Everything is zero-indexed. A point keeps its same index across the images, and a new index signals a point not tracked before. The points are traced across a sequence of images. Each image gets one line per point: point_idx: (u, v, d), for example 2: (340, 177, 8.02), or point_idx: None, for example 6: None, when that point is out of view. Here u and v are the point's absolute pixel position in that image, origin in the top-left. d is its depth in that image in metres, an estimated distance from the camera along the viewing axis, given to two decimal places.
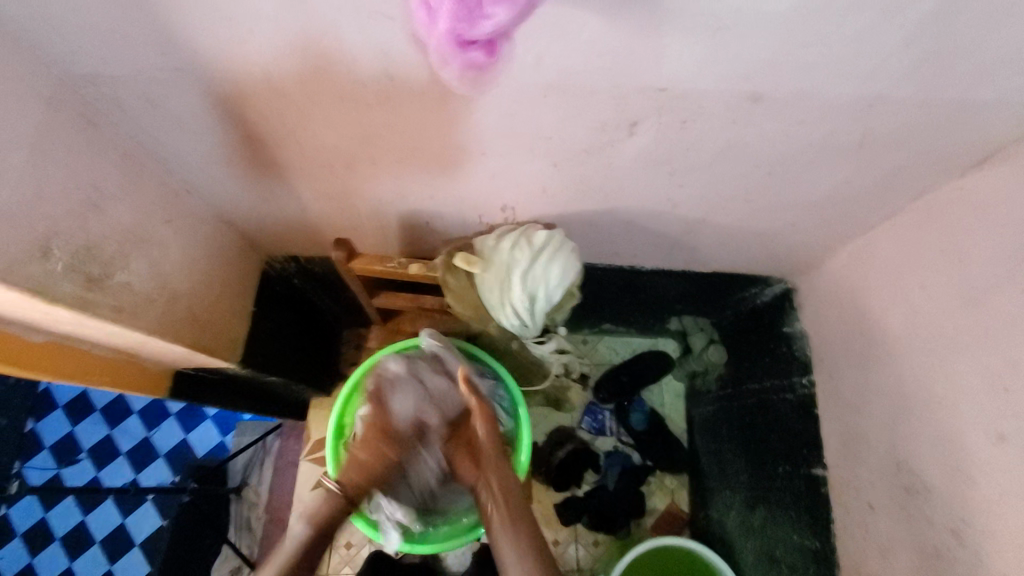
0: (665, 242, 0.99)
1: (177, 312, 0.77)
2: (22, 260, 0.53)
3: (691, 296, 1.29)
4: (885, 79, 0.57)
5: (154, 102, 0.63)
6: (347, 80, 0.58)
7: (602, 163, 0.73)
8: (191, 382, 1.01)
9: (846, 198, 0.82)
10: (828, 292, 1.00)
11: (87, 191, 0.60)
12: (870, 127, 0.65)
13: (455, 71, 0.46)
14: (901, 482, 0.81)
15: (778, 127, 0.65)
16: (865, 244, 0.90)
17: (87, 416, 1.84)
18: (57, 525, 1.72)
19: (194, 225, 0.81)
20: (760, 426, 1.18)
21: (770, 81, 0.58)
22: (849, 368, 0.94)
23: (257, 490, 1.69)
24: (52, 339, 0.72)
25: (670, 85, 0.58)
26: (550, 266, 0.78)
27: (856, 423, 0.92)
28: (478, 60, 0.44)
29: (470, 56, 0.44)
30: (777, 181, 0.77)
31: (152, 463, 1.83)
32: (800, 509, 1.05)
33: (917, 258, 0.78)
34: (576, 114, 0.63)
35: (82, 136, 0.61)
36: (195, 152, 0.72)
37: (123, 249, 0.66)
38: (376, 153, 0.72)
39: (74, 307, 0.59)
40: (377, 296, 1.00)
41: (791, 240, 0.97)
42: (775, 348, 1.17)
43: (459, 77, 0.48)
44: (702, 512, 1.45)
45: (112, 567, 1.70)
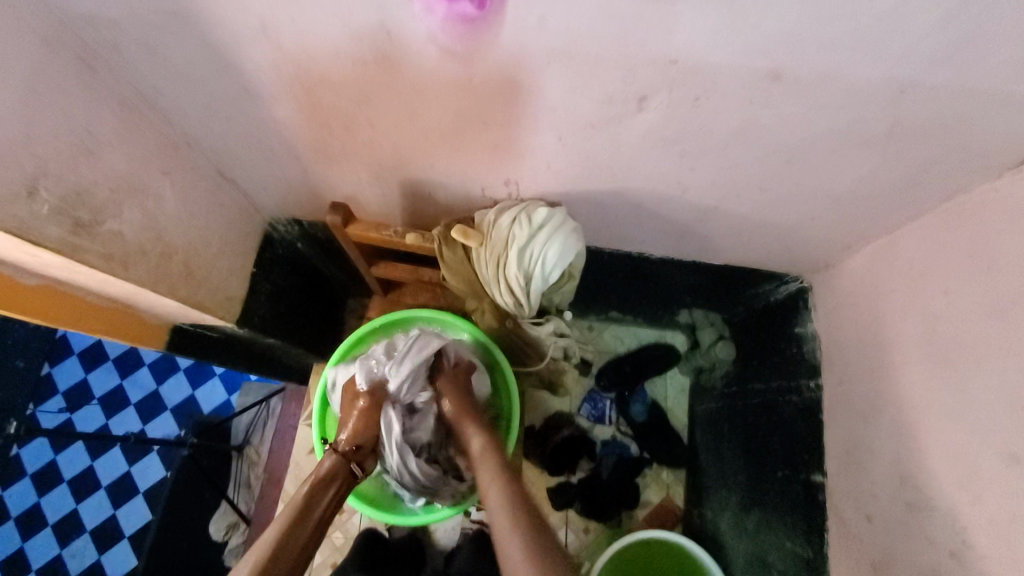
0: (676, 230, 0.95)
1: (172, 266, 0.77)
2: (9, 200, 0.52)
3: (700, 289, 1.26)
4: (921, 63, 0.52)
5: (153, 49, 0.61)
6: (345, 33, 0.56)
7: (610, 139, 0.70)
8: (190, 338, 1.01)
9: (869, 194, 0.77)
10: (843, 294, 0.95)
11: (79, 135, 0.59)
12: (900, 117, 0.60)
13: (442, 21, 0.52)
14: (903, 497, 0.78)
15: (800, 112, 0.61)
16: (887, 246, 0.85)
17: (100, 365, 1.89)
18: (67, 467, 1.78)
19: (193, 179, 0.81)
20: (763, 426, 1.15)
21: (793, 58, 0.53)
22: (858, 374, 0.90)
23: (258, 450, 1.72)
24: (45, 283, 0.73)
25: (684, 57, 0.55)
26: (549, 246, 0.75)
27: (860, 432, 0.88)
28: (467, 11, 0.50)
29: (459, 6, 0.50)
30: (796, 170, 0.73)
31: (159, 415, 1.88)
32: (797, 516, 1.01)
33: (942, 264, 0.73)
34: (583, 84, 0.60)
35: (78, 79, 0.60)
36: (194, 103, 0.70)
37: (116, 197, 0.65)
38: (376, 114, 0.70)
39: (62, 251, 0.59)
40: (376, 265, 0.99)
41: (809, 236, 0.92)
42: (786, 347, 1.12)
43: (447, 31, 0.53)
44: (697, 509, 1.43)
45: (116, 512, 1.76)
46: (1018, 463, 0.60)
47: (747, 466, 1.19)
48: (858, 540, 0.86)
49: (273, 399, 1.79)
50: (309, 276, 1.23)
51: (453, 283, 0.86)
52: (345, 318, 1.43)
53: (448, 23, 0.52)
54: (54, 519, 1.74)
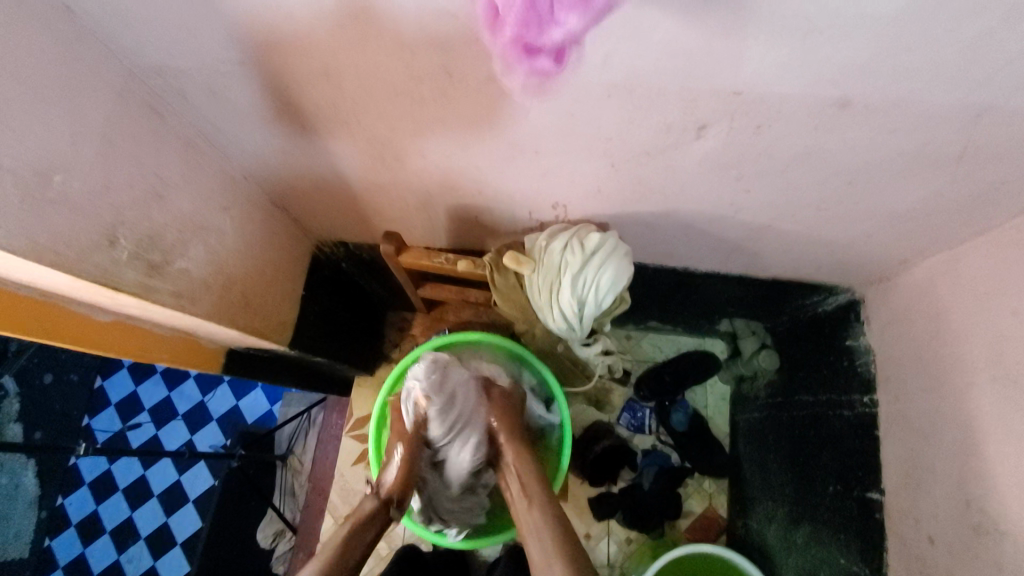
0: (723, 246, 0.94)
1: (231, 296, 0.79)
2: (92, 250, 0.54)
3: (743, 300, 1.24)
4: (997, 89, 0.51)
5: (216, 94, 0.62)
6: (404, 74, 0.56)
7: (664, 165, 0.69)
8: (244, 360, 1.04)
9: (931, 211, 0.75)
10: (900, 308, 0.93)
11: (152, 181, 0.61)
12: (971, 139, 0.58)
13: (521, 76, 0.47)
14: (970, 522, 0.76)
15: (865, 136, 0.60)
16: (948, 260, 0.83)
17: (148, 377, 1.96)
18: (121, 477, 1.85)
19: (249, 211, 0.83)
20: (812, 440, 1.13)
21: (863, 86, 0.52)
22: (918, 391, 0.88)
23: (301, 459, 1.76)
24: (117, 319, 0.75)
25: (747, 89, 0.54)
26: (601, 273, 0.75)
27: (922, 451, 0.86)
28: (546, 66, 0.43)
29: (539, 62, 0.43)
30: (856, 190, 0.71)
31: (205, 425, 1.93)
32: (852, 532, 0.99)
33: (1013, 282, 0.70)
34: (640, 115, 0.59)
35: (149, 127, 0.62)
36: (252, 139, 0.72)
37: (183, 236, 0.67)
38: (429, 148, 0.70)
39: (138, 293, 0.61)
40: (422, 286, 1.01)
41: (863, 250, 0.90)
42: (835, 360, 1.10)
43: (524, 82, 0.48)
44: (741, 521, 1.41)
45: (168, 520, 1.82)
46: None
47: (796, 480, 1.17)
48: (921, 562, 0.84)
49: (313, 410, 1.81)
50: (352, 293, 1.26)
51: (507, 310, 0.86)
52: (386, 333, 1.45)
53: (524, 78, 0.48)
54: (110, 526, 1.81)
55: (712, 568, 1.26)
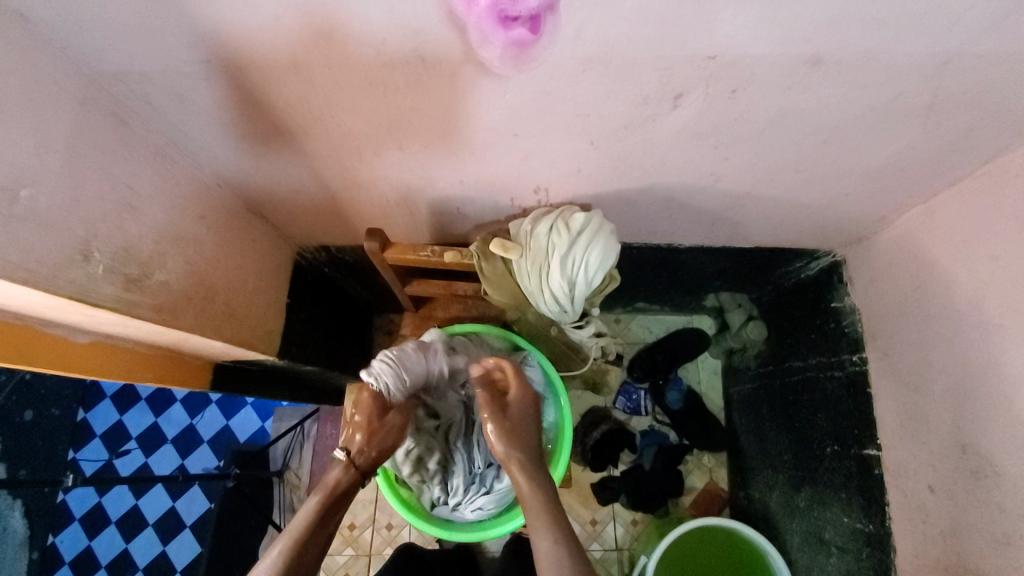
0: (706, 218, 0.94)
1: (214, 308, 0.77)
2: (65, 266, 0.52)
3: (728, 272, 1.25)
4: (962, 35, 0.52)
5: (182, 97, 0.61)
6: (376, 63, 0.55)
7: (643, 138, 0.69)
8: (232, 374, 1.01)
9: (906, 165, 0.76)
10: (881, 266, 0.95)
11: (123, 192, 0.59)
12: (940, 88, 0.59)
13: (496, 50, 0.52)
14: (967, 466, 0.77)
15: (838, 93, 0.60)
16: (924, 214, 0.84)
17: (133, 405, 1.91)
18: (112, 509, 1.81)
19: (227, 219, 0.81)
20: (806, 405, 1.15)
21: (834, 41, 0.52)
22: (905, 344, 0.89)
23: (299, 473, 1.75)
24: (95, 339, 0.73)
25: (720, 52, 0.54)
26: (589, 252, 0.75)
27: (913, 402, 0.88)
28: (523, 35, 0.49)
29: (515, 30, 0.49)
30: (833, 149, 0.72)
31: (197, 448, 1.90)
32: (853, 490, 1.01)
33: (990, 228, 0.72)
34: (617, 88, 0.59)
35: (115, 136, 0.60)
36: (223, 144, 0.70)
37: (160, 248, 0.65)
38: (406, 139, 0.70)
39: (118, 309, 0.59)
40: (409, 284, 0.99)
41: (842, 211, 0.91)
42: (822, 323, 1.12)
43: (500, 57, 0.53)
44: (743, 491, 1.43)
45: (166, 547, 1.78)
46: None
47: (794, 446, 1.19)
48: (922, 511, 0.86)
49: (307, 421, 1.79)
50: (337, 299, 1.24)
51: (498, 297, 0.85)
52: (375, 336, 1.43)
53: (505, 52, 0.52)
54: (106, 560, 1.76)
55: (717, 540, 1.27)
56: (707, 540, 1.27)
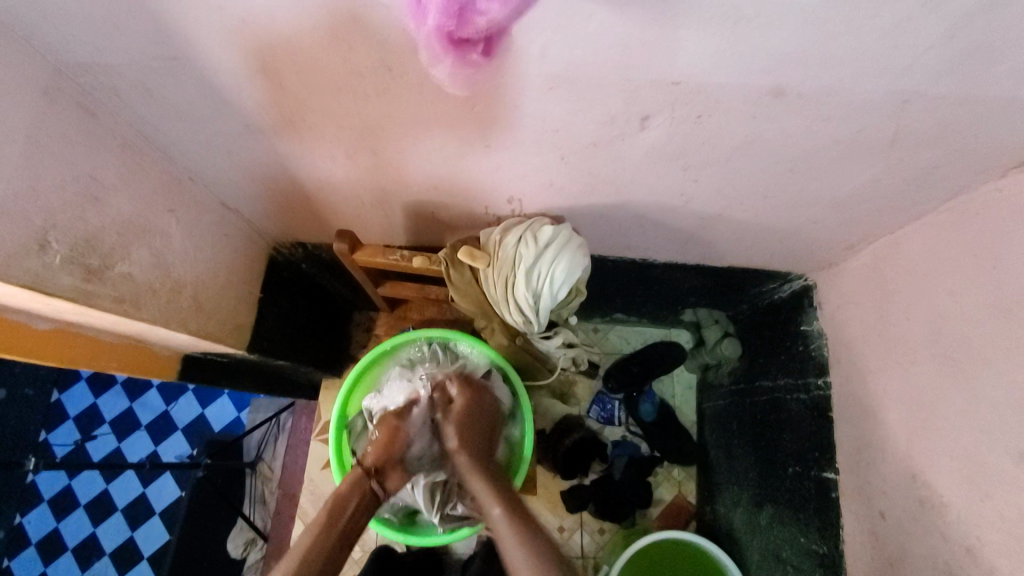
0: (679, 237, 0.95)
1: (181, 302, 0.77)
2: (21, 255, 0.52)
3: (704, 289, 1.26)
4: (918, 76, 0.53)
5: (152, 91, 0.61)
6: (343, 69, 0.56)
7: (613, 156, 0.70)
8: (203, 366, 1.01)
9: (872, 197, 0.78)
10: (849, 293, 0.96)
11: (86, 182, 0.59)
12: (901, 124, 0.60)
13: (447, 68, 0.51)
14: (916, 495, 0.79)
15: (802, 124, 0.61)
16: (891, 244, 0.85)
17: (109, 389, 1.90)
18: (82, 492, 1.80)
19: (199, 212, 0.81)
20: (772, 424, 1.16)
21: (794, 75, 0.53)
22: (868, 371, 0.91)
23: (271, 465, 1.73)
24: (59, 326, 0.72)
25: (683, 79, 0.55)
26: (555, 264, 0.75)
27: (871, 429, 0.89)
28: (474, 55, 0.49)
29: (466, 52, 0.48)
30: (800, 178, 0.73)
31: (171, 435, 1.89)
32: (810, 512, 1.02)
33: (949, 264, 0.73)
34: (584, 107, 0.60)
35: (80, 126, 0.60)
36: (195, 139, 0.70)
37: (124, 239, 0.65)
38: (378, 144, 0.70)
39: (74, 299, 0.59)
40: (383, 285, 1.00)
41: (813, 237, 0.92)
42: (792, 345, 1.14)
43: (452, 74, 0.52)
44: (709, 506, 1.44)
45: (133, 534, 1.77)
46: None
47: (758, 464, 1.20)
48: (873, 536, 0.87)
49: (282, 415, 1.78)
50: (314, 295, 1.24)
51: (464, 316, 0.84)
52: (352, 334, 1.43)
53: (455, 70, 0.51)
54: (73, 543, 1.76)
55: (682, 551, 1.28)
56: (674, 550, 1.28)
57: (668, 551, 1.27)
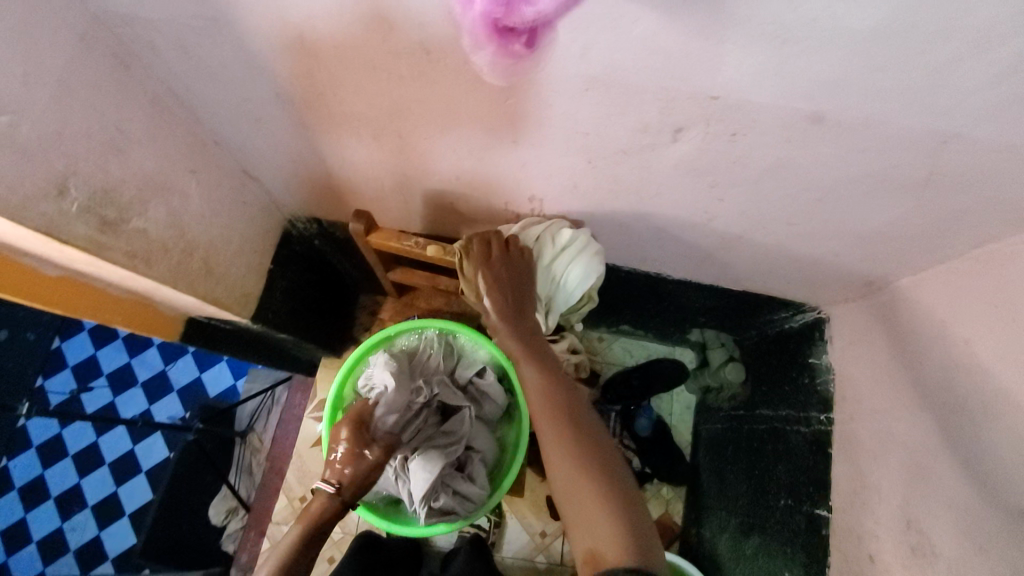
0: (696, 254, 0.94)
1: (192, 264, 0.77)
2: (38, 198, 0.52)
3: (714, 310, 1.25)
4: (963, 119, 0.51)
5: (186, 50, 0.60)
6: (379, 48, 0.55)
7: (640, 165, 0.69)
8: (206, 331, 1.02)
9: (898, 236, 0.76)
10: (862, 331, 0.94)
11: (111, 134, 0.59)
12: (938, 165, 0.59)
13: (488, 56, 0.52)
14: (909, 543, 0.77)
15: (837, 154, 0.60)
16: (912, 286, 0.84)
17: (110, 342, 1.91)
18: (72, 442, 1.81)
19: (219, 177, 0.80)
20: (768, 454, 1.15)
21: (836, 102, 0.52)
22: (872, 412, 0.89)
23: (261, 438, 1.72)
24: (67, 274, 0.72)
25: (722, 94, 0.54)
26: (571, 267, 0.78)
27: (870, 471, 0.87)
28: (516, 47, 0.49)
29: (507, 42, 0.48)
30: (827, 208, 0.72)
31: (166, 395, 1.89)
32: (798, 547, 1.01)
33: (970, 313, 0.72)
34: (619, 112, 0.59)
35: (112, 77, 0.59)
36: (224, 103, 0.69)
37: (142, 194, 0.65)
38: (406, 128, 0.69)
39: (86, 249, 0.59)
40: (393, 270, 0.99)
41: (832, 269, 0.91)
42: (797, 377, 1.12)
43: (491, 64, 0.53)
44: (694, 528, 1.43)
45: (118, 489, 1.78)
46: None
47: (749, 493, 1.19)
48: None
49: (278, 388, 1.78)
50: (324, 273, 1.24)
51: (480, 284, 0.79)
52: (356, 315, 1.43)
53: (497, 59, 0.52)
54: (57, 492, 1.76)
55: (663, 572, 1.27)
56: None
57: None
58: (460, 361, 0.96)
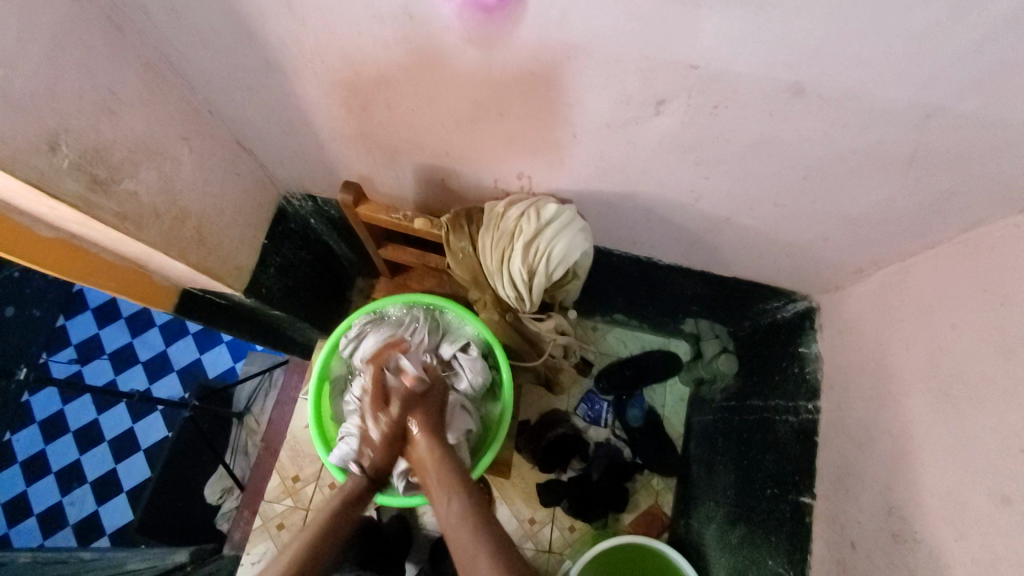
0: (686, 237, 0.94)
1: (183, 231, 0.78)
2: (29, 151, 0.53)
3: (707, 299, 1.25)
4: (944, 90, 0.51)
5: (179, 14, 0.61)
6: (365, 12, 0.56)
7: (626, 140, 0.69)
8: (200, 304, 1.03)
9: (885, 218, 0.76)
10: (851, 318, 0.94)
11: (103, 94, 0.60)
12: (922, 141, 0.59)
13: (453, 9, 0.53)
14: (890, 528, 0.77)
15: (819, 128, 0.60)
16: (900, 272, 0.84)
17: (112, 322, 1.93)
18: (73, 418, 1.83)
19: (212, 146, 0.82)
20: (757, 443, 1.15)
21: (816, 71, 0.52)
22: (858, 398, 0.89)
23: (258, 419, 1.77)
24: (61, 236, 0.74)
25: (703, 62, 0.54)
26: (553, 244, 0.75)
27: (854, 458, 0.87)
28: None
29: None
30: (813, 188, 0.72)
31: (166, 375, 1.92)
32: (782, 535, 1.01)
33: (956, 297, 0.71)
34: (601, 82, 0.60)
35: (105, 38, 0.60)
36: (218, 71, 0.71)
37: (134, 157, 0.66)
38: (394, 97, 0.70)
39: (76, 206, 0.60)
40: (385, 247, 1.00)
41: (822, 255, 0.91)
42: (788, 366, 1.12)
43: (459, 18, 0.54)
44: (683, 519, 1.42)
45: (116, 466, 1.80)
46: (1008, 504, 0.59)
47: (737, 482, 1.19)
48: (840, 565, 0.85)
49: (276, 370, 1.80)
50: (319, 253, 1.25)
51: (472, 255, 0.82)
52: (351, 298, 1.44)
53: (465, 14, 0.54)
54: (56, 467, 1.79)
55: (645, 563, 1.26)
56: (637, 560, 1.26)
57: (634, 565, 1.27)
58: (446, 336, 0.95)
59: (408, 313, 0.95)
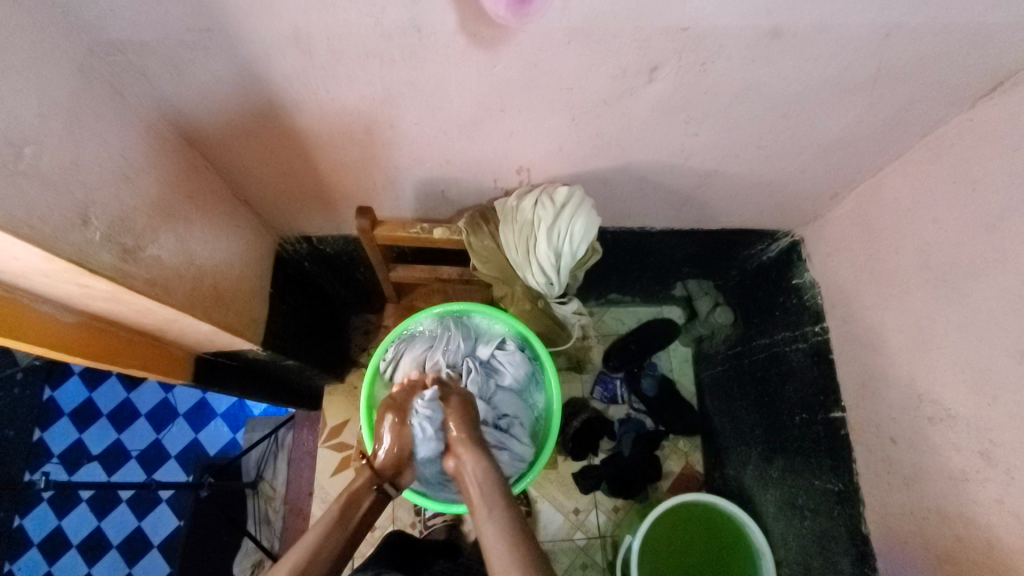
0: (676, 199, 1.00)
1: (202, 288, 0.76)
2: (65, 228, 0.52)
3: (697, 257, 1.33)
4: (902, 7, 0.59)
5: (179, 68, 0.61)
6: (373, 33, 0.58)
7: (621, 112, 0.74)
8: (212, 368, 1.00)
9: (855, 140, 0.84)
10: (836, 240, 1.03)
11: (119, 162, 0.60)
12: (884, 60, 0.66)
13: (458, 19, 0.56)
14: (924, 414, 0.84)
15: (796, 65, 0.67)
16: (873, 186, 0.93)
17: (94, 422, 1.82)
18: (73, 532, 1.71)
19: (213, 200, 0.81)
20: (773, 378, 1.22)
21: (792, 13, 0.59)
22: (862, 310, 0.97)
23: (273, 484, 1.66)
24: (82, 319, 0.72)
25: (692, 23, 0.59)
26: (573, 223, 0.79)
27: (874, 362, 0.94)
28: None
29: None
30: (792, 124, 0.79)
31: (163, 464, 1.82)
32: (821, 454, 1.07)
33: (931, 194, 0.80)
34: (599, 61, 0.64)
35: (109, 104, 0.60)
36: (216, 121, 0.71)
37: (152, 222, 0.66)
38: (398, 113, 0.72)
39: (114, 278, 0.58)
40: (395, 268, 1.02)
41: (800, 188, 0.99)
42: (785, 300, 1.20)
43: (463, 28, 0.58)
44: (717, 471, 1.48)
45: (132, 570, 1.69)
46: None
47: (764, 421, 1.25)
48: (886, 463, 0.92)
49: (280, 431, 1.73)
50: (316, 295, 1.25)
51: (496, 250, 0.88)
52: (351, 336, 1.44)
53: (472, 19, 0.57)
54: None
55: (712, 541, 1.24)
56: (699, 538, 1.25)
57: (714, 548, 1.24)
58: (478, 339, 0.99)
59: (440, 323, 0.98)
